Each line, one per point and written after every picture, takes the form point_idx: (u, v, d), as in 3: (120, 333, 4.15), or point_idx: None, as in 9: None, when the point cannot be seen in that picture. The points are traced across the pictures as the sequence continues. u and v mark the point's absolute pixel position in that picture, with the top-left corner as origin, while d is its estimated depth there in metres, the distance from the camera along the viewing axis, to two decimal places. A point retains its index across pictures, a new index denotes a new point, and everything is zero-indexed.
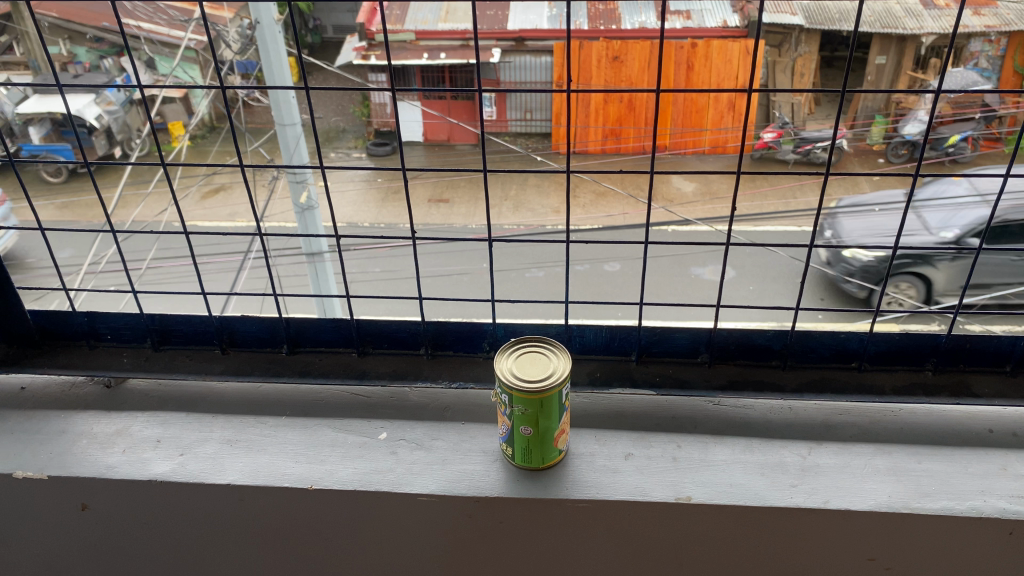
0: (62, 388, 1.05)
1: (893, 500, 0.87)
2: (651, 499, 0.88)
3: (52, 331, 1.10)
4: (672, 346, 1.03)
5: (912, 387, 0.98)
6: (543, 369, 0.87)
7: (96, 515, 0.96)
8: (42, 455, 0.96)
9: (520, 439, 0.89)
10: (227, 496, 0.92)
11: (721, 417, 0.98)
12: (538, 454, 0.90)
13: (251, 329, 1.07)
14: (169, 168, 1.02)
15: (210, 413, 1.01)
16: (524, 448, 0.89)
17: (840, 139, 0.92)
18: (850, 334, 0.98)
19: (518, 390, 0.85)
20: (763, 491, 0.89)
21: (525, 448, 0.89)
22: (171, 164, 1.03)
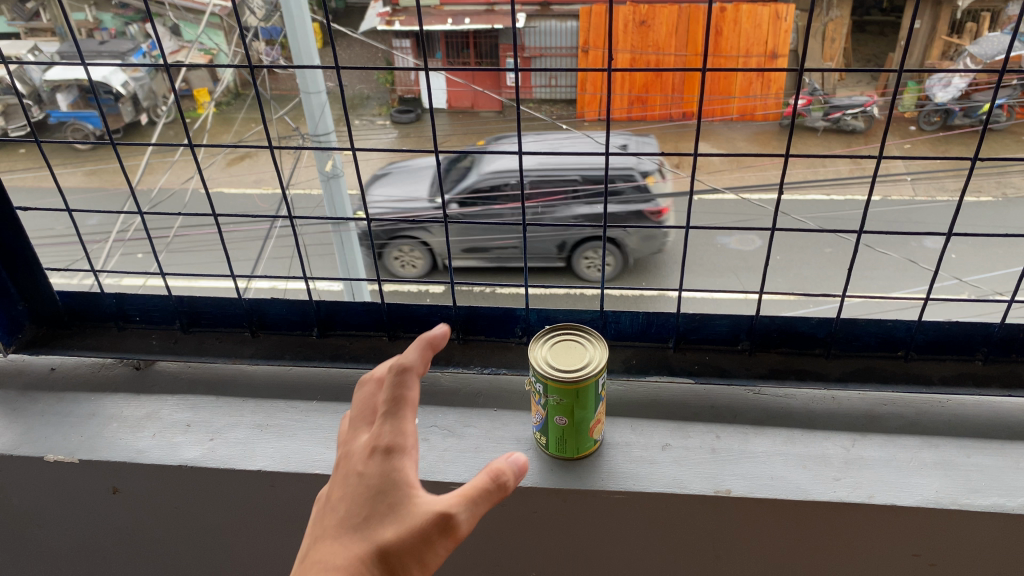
0: (91, 370, 1.05)
1: (941, 495, 0.84)
2: (689, 492, 0.86)
3: (80, 313, 1.09)
4: (711, 333, 1.00)
5: (962, 378, 0.94)
6: (578, 358, 0.85)
7: (127, 498, 0.96)
8: (73, 438, 0.96)
9: (556, 428, 0.87)
10: (257, 483, 0.91)
11: (761, 407, 0.95)
12: (572, 443, 0.88)
13: (280, 312, 1.05)
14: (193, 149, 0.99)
15: (239, 397, 1.00)
16: (559, 436, 0.87)
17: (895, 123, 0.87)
18: (897, 322, 0.94)
19: (554, 379, 0.82)
20: (805, 485, 0.86)
21: (560, 436, 0.87)
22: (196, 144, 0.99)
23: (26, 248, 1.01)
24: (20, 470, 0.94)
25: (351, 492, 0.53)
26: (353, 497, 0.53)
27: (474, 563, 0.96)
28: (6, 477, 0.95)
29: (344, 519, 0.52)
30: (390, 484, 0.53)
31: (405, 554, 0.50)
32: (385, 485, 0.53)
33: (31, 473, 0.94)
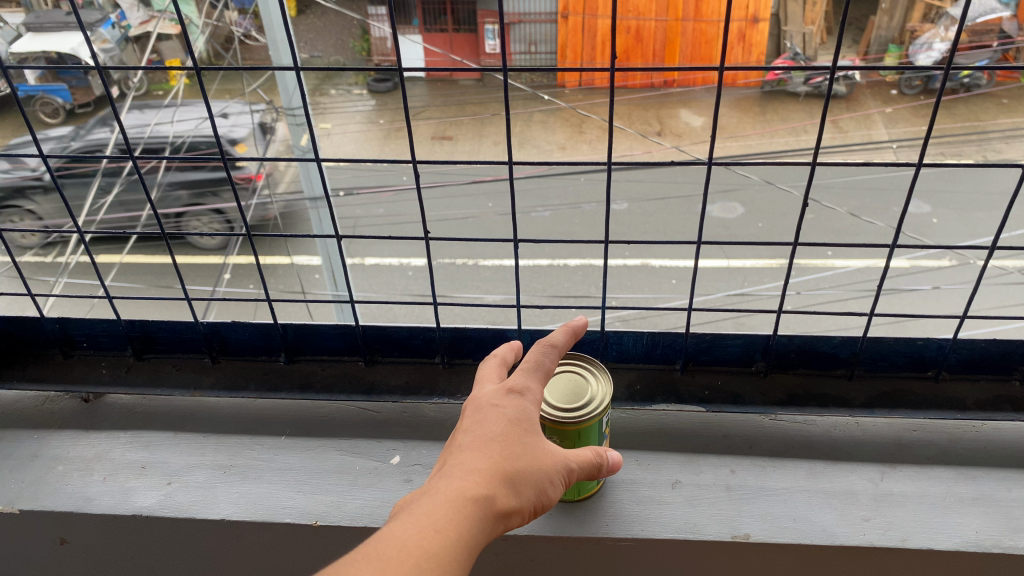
0: (34, 404, 0.94)
1: (982, 537, 0.76)
2: (703, 538, 0.77)
3: (18, 339, 0.97)
4: (723, 354, 0.90)
5: (998, 401, 0.86)
6: (578, 393, 0.75)
7: (77, 549, 0.86)
8: (12, 485, 0.85)
9: None
10: (221, 533, 0.82)
11: (779, 435, 0.86)
12: (573, 487, 0.78)
13: (243, 337, 0.94)
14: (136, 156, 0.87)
15: (200, 432, 0.90)
16: None
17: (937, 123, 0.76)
18: (929, 340, 0.85)
19: (551, 421, 0.72)
20: (831, 526, 0.78)
21: None
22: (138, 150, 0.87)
23: None
24: None
25: (492, 411, 0.60)
26: (495, 415, 0.60)
27: None
28: None
29: (486, 429, 0.59)
30: (527, 416, 0.61)
31: (539, 478, 0.58)
32: (525, 415, 0.61)
33: None
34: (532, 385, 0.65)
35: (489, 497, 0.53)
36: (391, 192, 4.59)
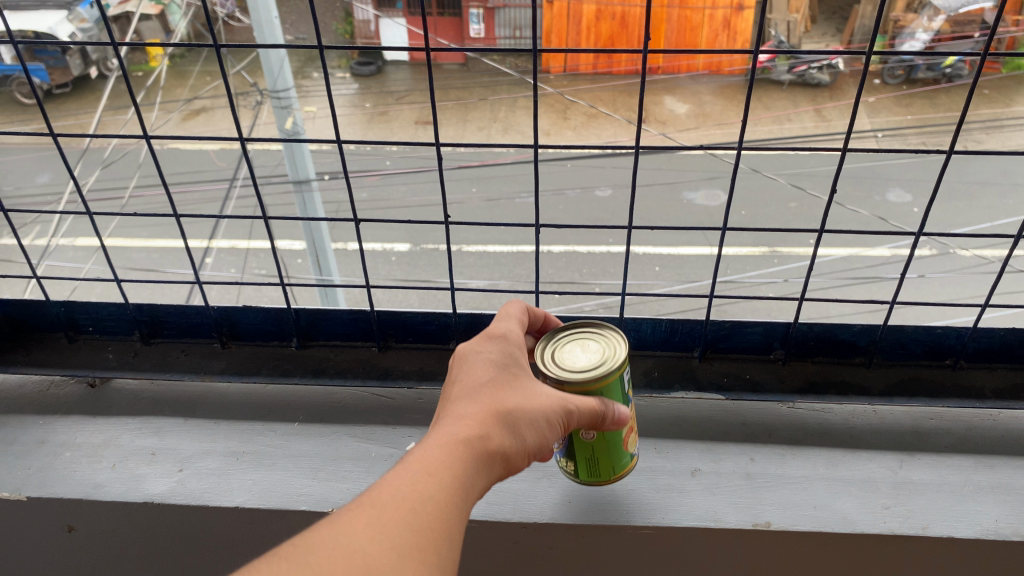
0: (39, 389, 0.92)
1: (1002, 525, 0.76)
2: (725, 526, 0.77)
3: (21, 323, 0.94)
4: (743, 341, 0.89)
5: (1017, 390, 0.86)
6: (594, 354, 0.67)
7: (85, 537, 0.84)
8: (19, 472, 0.83)
9: (583, 445, 0.70)
10: (235, 521, 0.80)
11: (798, 423, 0.86)
12: (607, 462, 0.72)
13: (254, 321, 0.92)
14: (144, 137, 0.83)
15: (211, 418, 0.89)
16: (590, 456, 0.71)
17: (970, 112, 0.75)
18: (949, 329, 0.84)
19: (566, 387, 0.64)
20: (852, 514, 0.77)
21: (590, 456, 0.71)
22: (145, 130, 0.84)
23: None
24: None
25: (477, 359, 0.60)
26: (479, 363, 0.60)
27: None
28: None
29: (475, 376, 0.59)
30: (515, 362, 0.61)
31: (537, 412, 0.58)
32: (509, 359, 0.61)
33: None
34: (512, 330, 0.65)
35: (480, 437, 0.53)
36: (375, 176, 4.54)
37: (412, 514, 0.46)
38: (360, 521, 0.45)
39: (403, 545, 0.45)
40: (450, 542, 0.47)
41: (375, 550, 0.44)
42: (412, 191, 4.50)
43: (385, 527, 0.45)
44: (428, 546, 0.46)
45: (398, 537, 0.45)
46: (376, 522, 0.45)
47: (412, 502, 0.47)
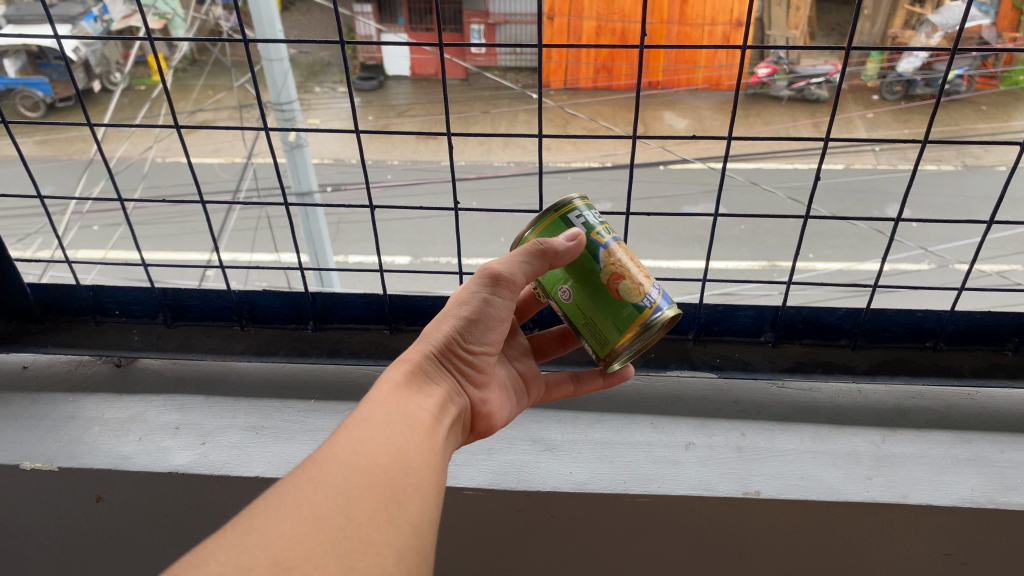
0: (68, 369, 0.97)
1: (977, 494, 0.80)
2: (717, 494, 0.81)
3: (52, 307, 1.00)
4: (734, 325, 0.95)
5: (993, 369, 0.90)
6: None
7: (112, 507, 0.88)
8: (51, 443, 0.88)
9: (569, 309, 0.70)
10: (255, 491, 0.85)
11: (786, 401, 0.91)
12: (595, 321, 0.69)
13: (273, 305, 0.97)
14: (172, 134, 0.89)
15: (231, 396, 0.94)
16: (579, 319, 0.70)
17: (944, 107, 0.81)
18: (927, 312, 0.90)
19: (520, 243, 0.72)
20: (836, 484, 0.82)
21: (579, 318, 0.70)
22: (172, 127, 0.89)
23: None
24: None
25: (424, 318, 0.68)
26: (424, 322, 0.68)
27: (483, 568, 0.91)
28: None
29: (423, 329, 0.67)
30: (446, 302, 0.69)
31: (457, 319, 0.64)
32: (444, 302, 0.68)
33: (5, 484, 0.86)
34: None
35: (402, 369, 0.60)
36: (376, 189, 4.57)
37: (350, 453, 0.51)
38: (303, 473, 0.49)
39: (346, 487, 0.49)
40: (395, 458, 0.52)
41: (321, 499, 0.48)
42: (413, 203, 4.52)
43: (326, 474, 0.49)
44: (372, 474, 0.50)
45: (340, 480, 0.49)
46: (313, 470, 0.49)
47: (346, 441, 0.52)
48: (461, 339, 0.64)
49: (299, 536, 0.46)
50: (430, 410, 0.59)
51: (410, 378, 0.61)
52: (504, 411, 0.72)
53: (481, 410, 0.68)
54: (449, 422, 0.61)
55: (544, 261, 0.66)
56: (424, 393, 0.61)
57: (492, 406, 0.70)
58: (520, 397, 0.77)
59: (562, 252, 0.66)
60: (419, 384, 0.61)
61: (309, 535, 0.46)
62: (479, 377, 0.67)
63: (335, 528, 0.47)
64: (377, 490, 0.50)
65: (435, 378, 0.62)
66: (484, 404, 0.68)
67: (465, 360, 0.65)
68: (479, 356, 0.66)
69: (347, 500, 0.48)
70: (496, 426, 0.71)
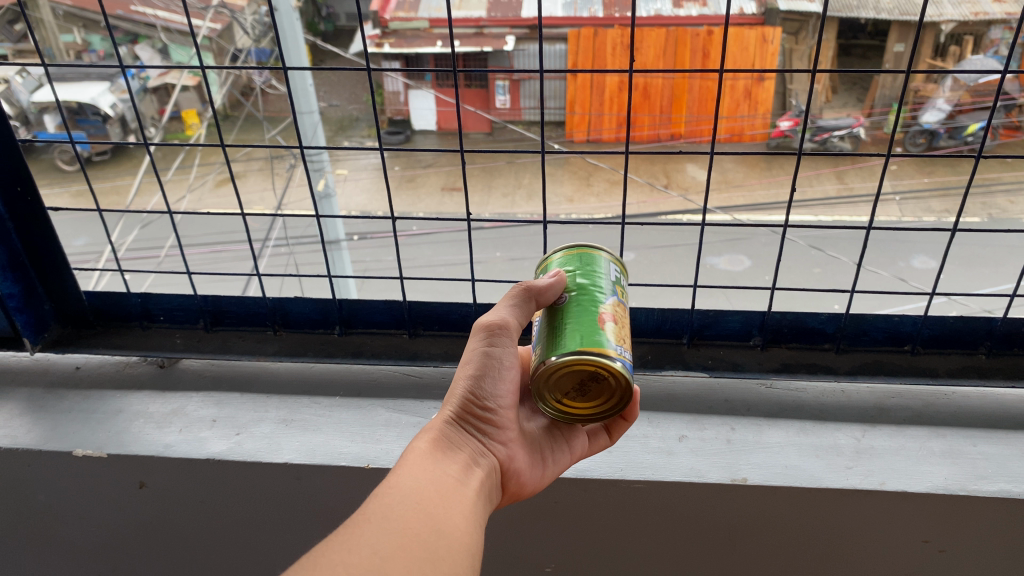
0: (117, 369, 1.08)
1: (951, 482, 0.86)
2: (706, 480, 0.88)
3: (105, 313, 1.12)
4: (724, 330, 1.04)
5: (967, 370, 0.98)
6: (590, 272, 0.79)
7: (154, 493, 0.96)
8: (101, 433, 0.97)
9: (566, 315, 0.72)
10: (284, 476, 0.92)
11: (772, 399, 0.99)
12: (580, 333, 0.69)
13: (303, 310, 1.08)
14: (211, 154, 1.00)
15: (263, 393, 1.03)
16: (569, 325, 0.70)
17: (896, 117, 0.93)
18: (904, 317, 0.98)
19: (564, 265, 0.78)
20: (818, 472, 0.88)
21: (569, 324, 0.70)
22: (209, 150, 0.99)
23: (54, 246, 1.04)
24: (47, 467, 0.95)
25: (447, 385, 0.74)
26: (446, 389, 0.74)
27: (492, 556, 0.98)
28: (31, 474, 0.95)
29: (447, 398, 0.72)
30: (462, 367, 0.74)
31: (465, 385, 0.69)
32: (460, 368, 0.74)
33: (58, 470, 0.95)
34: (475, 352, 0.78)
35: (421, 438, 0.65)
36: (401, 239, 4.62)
37: (380, 517, 0.57)
38: (338, 536, 0.55)
39: (379, 546, 0.55)
40: (421, 521, 0.58)
41: (357, 560, 0.53)
42: (435, 252, 4.56)
43: (359, 539, 0.55)
44: (400, 537, 0.56)
45: (372, 544, 0.55)
46: (351, 534, 0.55)
47: (375, 507, 0.58)
48: (475, 399, 0.69)
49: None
50: (454, 474, 0.64)
51: (436, 444, 0.67)
52: (539, 470, 0.75)
53: (511, 467, 0.72)
54: (475, 481, 0.65)
55: (532, 301, 0.72)
56: (448, 456, 0.66)
57: (522, 463, 0.73)
58: (560, 453, 0.77)
59: (547, 289, 0.72)
60: (443, 448, 0.66)
61: None
62: (502, 434, 0.71)
63: None
64: (408, 552, 0.55)
65: (458, 444, 0.67)
66: (513, 461, 0.72)
67: (484, 417, 0.69)
68: (498, 411, 0.70)
69: (378, 560, 0.54)
70: (529, 485, 0.73)
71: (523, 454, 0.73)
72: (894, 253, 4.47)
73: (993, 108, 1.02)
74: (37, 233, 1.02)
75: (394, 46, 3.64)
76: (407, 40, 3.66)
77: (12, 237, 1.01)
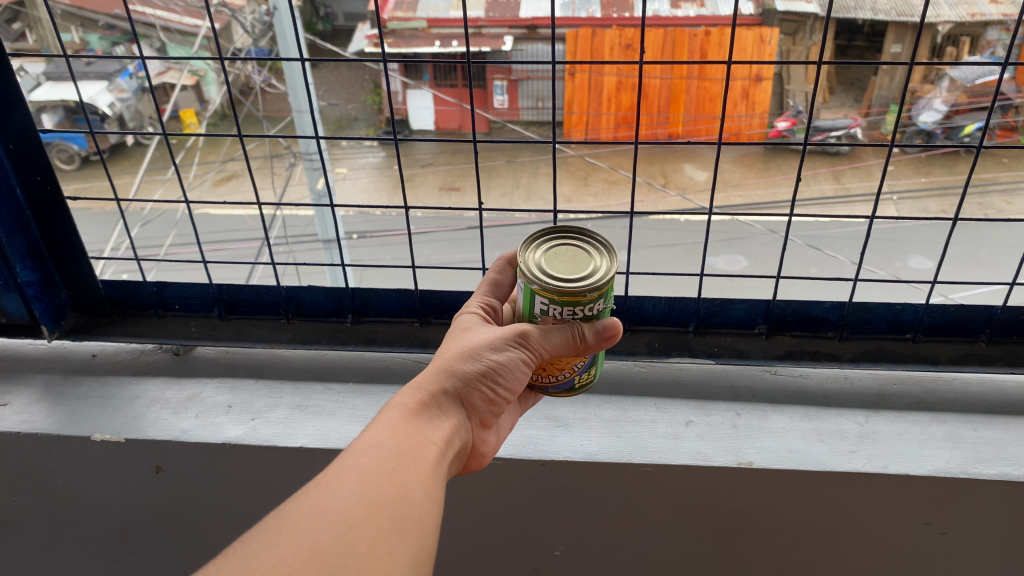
0: (132, 357, 1.10)
1: (952, 465, 0.88)
2: (714, 464, 0.90)
3: (121, 302, 1.14)
4: (730, 318, 1.06)
5: (967, 358, 1.01)
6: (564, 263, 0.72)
7: (169, 476, 0.98)
8: (118, 418, 0.99)
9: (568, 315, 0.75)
10: (298, 461, 0.94)
11: (777, 385, 1.01)
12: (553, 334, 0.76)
13: (317, 299, 1.10)
14: (209, 141, 1.01)
15: (277, 380, 1.05)
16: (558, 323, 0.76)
17: (902, 103, 0.94)
18: (905, 305, 1.01)
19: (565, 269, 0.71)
20: (822, 456, 0.90)
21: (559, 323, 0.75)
22: (211, 136, 1.01)
23: (71, 235, 1.06)
24: (65, 452, 0.97)
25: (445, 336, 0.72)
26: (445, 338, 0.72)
27: (501, 540, 1.00)
28: (50, 458, 0.97)
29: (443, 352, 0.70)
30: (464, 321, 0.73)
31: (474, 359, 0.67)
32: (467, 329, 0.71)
33: (74, 453, 0.97)
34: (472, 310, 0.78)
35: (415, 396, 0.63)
36: (399, 239, 4.59)
37: (354, 481, 0.56)
38: (306, 498, 0.54)
39: (346, 515, 0.54)
40: (396, 488, 0.57)
41: (323, 528, 0.53)
42: (433, 252, 4.53)
43: (328, 503, 0.54)
44: (371, 504, 0.55)
45: (342, 510, 0.54)
46: (320, 499, 0.54)
47: (351, 468, 0.57)
48: (480, 381, 0.67)
49: (297, 562, 0.51)
50: (440, 444, 0.62)
51: (424, 406, 0.64)
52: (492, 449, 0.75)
53: (478, 450, 0.71)
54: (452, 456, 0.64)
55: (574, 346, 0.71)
56: (434, 423, 0.64)
57: (487, 446, 0.72)
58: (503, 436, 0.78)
59: (594, 342, 0.71)
60: (429, 413, 0.64)
61: (304, 565, 0.51)
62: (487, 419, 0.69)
63: (332, 556, 0.51)
64: (377, 520, 0.54)
65: (449, 413, 0.65)
66: (482, 444, 0.71)
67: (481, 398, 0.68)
68: (494, 399, 0.69)
69: (344, 528, 0.53)
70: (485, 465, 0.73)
71: (492, 437, 0.73)
72: (891, 252, 4.45)
73: (991, 109, 1.06)
74: (54, 222, 1.04)
75: (393, 45, 3.58)
76: (404, 39, 3.61)
77: (30, 226, 1.03)
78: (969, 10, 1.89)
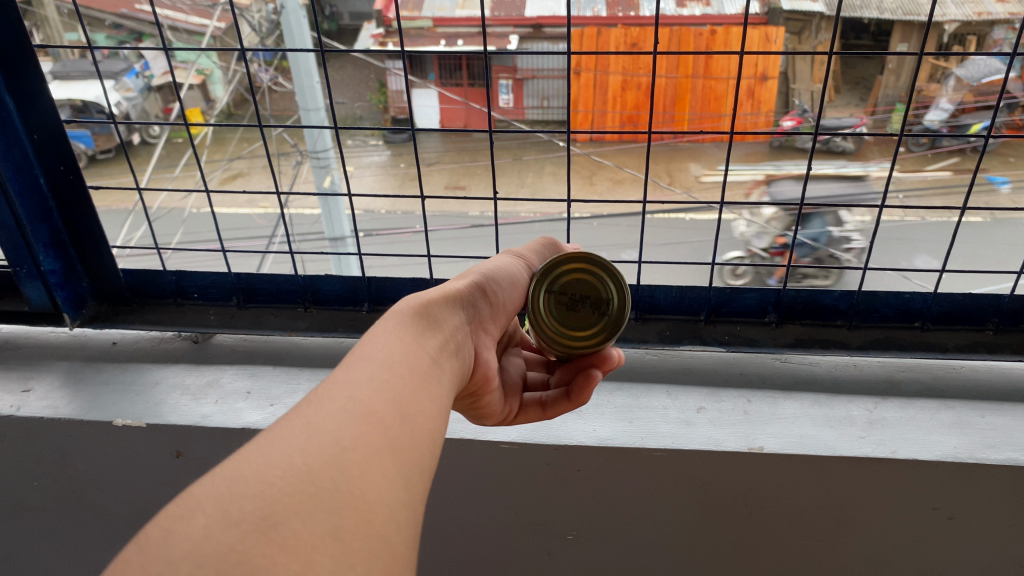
0: (152, 345, 1.12)
1: (959, 450, 0.89)
2: (725, 448, 0.91)
3: (141, 291, 1.16)
4: (740, 307, 1.08)
5: (974, 346, 1.02)
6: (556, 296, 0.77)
7: (190, 461, 0.99)
8: (140, 403, 1.01)
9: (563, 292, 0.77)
10: None
11: (787, 372, 1.03)
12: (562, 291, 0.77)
13: (333, 288, 1.12)
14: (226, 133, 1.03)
15: (295, 367, 1.07)
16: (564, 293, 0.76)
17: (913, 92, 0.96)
18: (913, 293, 1.02)
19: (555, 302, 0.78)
20: (831, 441, 0.92)
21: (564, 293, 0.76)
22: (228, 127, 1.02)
23: (93, 223, 1.07)
24: (87, 436, 0.98)
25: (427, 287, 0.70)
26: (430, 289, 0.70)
27: (514, 524, 1.02)
28: (73, 444, 0.99)
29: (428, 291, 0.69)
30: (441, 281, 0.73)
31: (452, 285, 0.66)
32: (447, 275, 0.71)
33: (96, 437, 0.98)
34: None
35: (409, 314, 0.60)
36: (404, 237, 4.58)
37: (346, 397, 0.49)
38: (336, 388, 0.50)
39: (341, 437, 0.46)
40: (392, 407, 0.50)
41: (315, 451, 0.45)
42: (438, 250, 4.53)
43: (319, 424, 0.47)
44: (366, 424, 0.48)
45: (335, 431, 0.47)
46: (353, 394, 0.50)
47: (343, 386, 0.50)
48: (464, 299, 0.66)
49: (287, 485, 0.43)
50: (432, 350, 0.58)
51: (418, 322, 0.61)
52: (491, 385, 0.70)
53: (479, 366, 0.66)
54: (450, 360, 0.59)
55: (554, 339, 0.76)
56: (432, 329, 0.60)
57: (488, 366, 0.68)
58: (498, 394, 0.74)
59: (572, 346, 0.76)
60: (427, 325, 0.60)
61: (295, 487, 0.43)
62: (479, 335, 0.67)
63: (325, 480, 0.44)
64: (374, 442, 0.48)
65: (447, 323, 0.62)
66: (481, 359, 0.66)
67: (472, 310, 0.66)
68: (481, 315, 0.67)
69: (340, 452, 0.46)
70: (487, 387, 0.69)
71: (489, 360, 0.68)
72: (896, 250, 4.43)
73: (997, 105, 1.07)
74: (77, 212, 1.06)
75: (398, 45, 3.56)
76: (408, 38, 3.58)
77: (53, 215, 1.05)
78: (978, 9, 1.84)
